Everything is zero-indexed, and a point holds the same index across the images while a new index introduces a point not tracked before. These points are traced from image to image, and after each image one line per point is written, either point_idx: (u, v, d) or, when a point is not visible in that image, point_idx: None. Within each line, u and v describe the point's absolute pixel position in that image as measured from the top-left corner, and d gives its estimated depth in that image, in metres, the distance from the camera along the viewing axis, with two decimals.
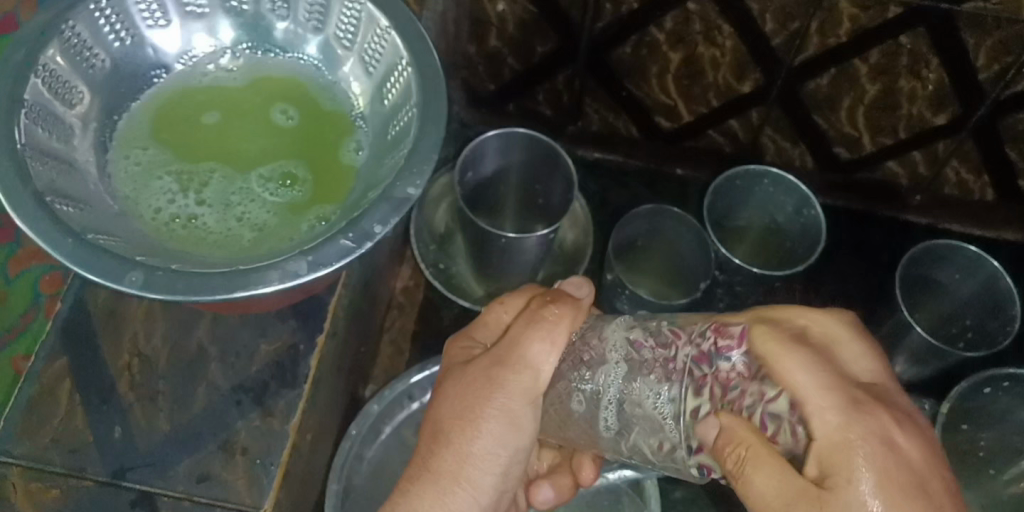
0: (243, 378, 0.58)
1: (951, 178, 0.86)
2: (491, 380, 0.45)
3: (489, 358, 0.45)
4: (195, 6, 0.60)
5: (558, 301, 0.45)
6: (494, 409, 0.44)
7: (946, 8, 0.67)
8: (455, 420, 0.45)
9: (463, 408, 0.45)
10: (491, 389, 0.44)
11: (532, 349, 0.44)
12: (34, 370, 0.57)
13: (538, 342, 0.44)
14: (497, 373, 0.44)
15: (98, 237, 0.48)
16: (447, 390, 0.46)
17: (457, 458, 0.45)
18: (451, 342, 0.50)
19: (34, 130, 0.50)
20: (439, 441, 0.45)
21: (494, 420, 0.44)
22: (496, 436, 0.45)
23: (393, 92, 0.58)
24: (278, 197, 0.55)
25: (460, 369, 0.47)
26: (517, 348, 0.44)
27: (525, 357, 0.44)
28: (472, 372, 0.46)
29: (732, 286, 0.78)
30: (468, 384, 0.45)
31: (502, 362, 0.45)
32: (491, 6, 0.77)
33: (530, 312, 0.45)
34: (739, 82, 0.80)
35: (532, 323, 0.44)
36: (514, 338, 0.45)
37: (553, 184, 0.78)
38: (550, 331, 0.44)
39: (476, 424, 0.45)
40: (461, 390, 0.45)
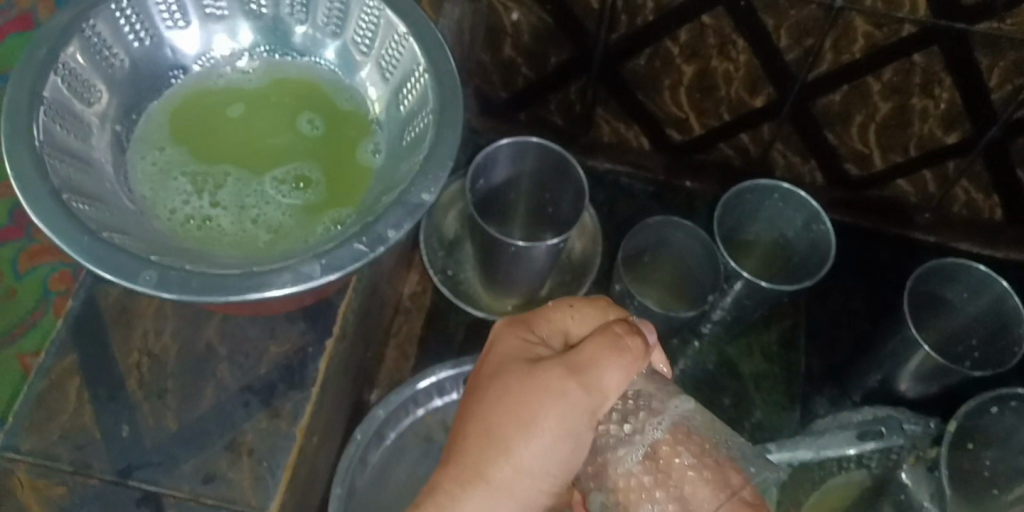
0: (252, 379, 0.58)
1: (960, 197, 0.86)
2: (562, 390, 0.41)
3: (558, 368, 0.41)
4: (215, 8, 0.60)
5: (637, 336, 0.42)
6: (555, 424, 0.40)
7: (960, 28, 0.67)
8: (514, 424, 0.41)
9: (524, 412, 0.41)
10: (557, 400, 0.40)
11: (608, 370, 0.41)
12: (44, 365, 0.57)
13: (615, 367, 0.41)
14: (569, 386, 0.41)
15: (114, 235, 0.48)
16: (505, 387, 0.42)
17: (510, 467, 0.40)
18: (504, 333, 0.46)
19: (52, 128, 0.51)
20: (490, 444, 0.41)
21: (554, 434, 0.40)
22: (552, 451, 0.41)
23: (409, 98, 0.58)
24: (291, 199, 0.56)
25: (523, 368, 0.42)
26: (594, 367, 0.41)
27: (600, 381, 0.41)
28: (537, 377, 0.41)
29: (740, 298, 0.79)
30: (532, 391, 0.41)
31: (576, 375, 0.41)
32: (506, 14, 0.78)
33: (611, 334, 0.42)
34: (752, 96, 0.80)
35: (613, 348, 0.41)
36: (590, 358, 0.41)
37: (563, 192, 0.78)
38: (630, 362, 0.41)
39: (535, 433, 0.40)
40: (522, 395, 0.41)
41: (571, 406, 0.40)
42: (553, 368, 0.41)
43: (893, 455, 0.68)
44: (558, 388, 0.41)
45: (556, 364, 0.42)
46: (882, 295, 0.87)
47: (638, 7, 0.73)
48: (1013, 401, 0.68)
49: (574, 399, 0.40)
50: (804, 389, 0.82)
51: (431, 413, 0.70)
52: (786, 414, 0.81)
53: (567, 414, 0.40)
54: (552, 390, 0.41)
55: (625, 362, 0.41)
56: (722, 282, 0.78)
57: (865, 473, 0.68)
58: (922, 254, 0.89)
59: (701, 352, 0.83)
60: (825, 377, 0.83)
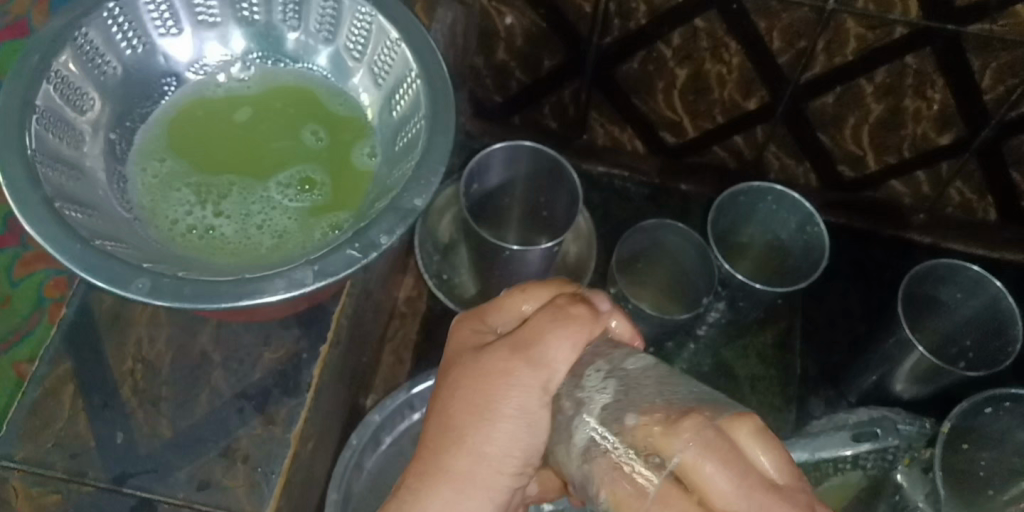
0: (246, 386, 0.58)
1: (954, 198, 0.86)
2: (507, 371, 0.38)
3: (503, 348, 0.38)
4: (208, 15, 0.60)
5: (585, 304, 0.39)
6: (507, 409, 0.37)
7: (952, 30, 0.67)
8: (466, 414, 0.38)
9: (475, 397, 0.38)
10: (505, 381, 0.37)
11: (550, 344, 0.38)
12: (38, 372, 0.57)
13: (557, 339, 0.38)
14: (516, 366, 0.37)
15: (109, 244, 0.48)
16: (452, 380, 0.39)
17: (468, 460, 0.37)
18: (460, 322, 0.43)
19: (45, 136, 0.51)
20: (448, 437, 0.38)
21: (508, 419, 0.37)
22: (511, 432, 0.37)
23: (401, 103, 0.58)
24: (300, 202, 0.56)
25: (469, 356, 0.39)
26: (537, 340, 0.38)
27: (547, 354, 0.37)
28: (485, 360, 0.38)
29: (735, 301, 0.79)
30: (479, 377, 0.38)
31: (523, 353, 0.38)
32: (499, 18, 0.78)
33: (553, 307, 0.39)
34: (745, 99, 0.80)
35: (555, 319, 0.38)
36: (534, 332, 0.38)
37: (557, 197, 0.78)
38: (577, 331, 0.38)
39: (487, 414, 0.37)
40: (470, 384, 0.38)
41: (521, 387, 0.37)
42: (498, 349, 0.38)
43: (888, 454, 0.68)
44: (506, 369, 0.38)
45: (501, 345, 0.39)
46: (877, 296, 0.87)
47: (631, 10, 0.74)
48: (1009, 402, 0.67)
49: (523, 379, 0.37)
50: (800, 390, 0.82)
51: (427, 417, 0.70)
52: (781, 416, 0.81)
53: (519, 394, 0.37)
54: (499, 373, 0.38)
55: (570, 332, 0.38)
56: (717, 285, 0.78)
57: (862, 474, 0.68)
58: (917, 255, 0.89)
59: (698, 354, 0.83)
60: (821, 378, 0.83)
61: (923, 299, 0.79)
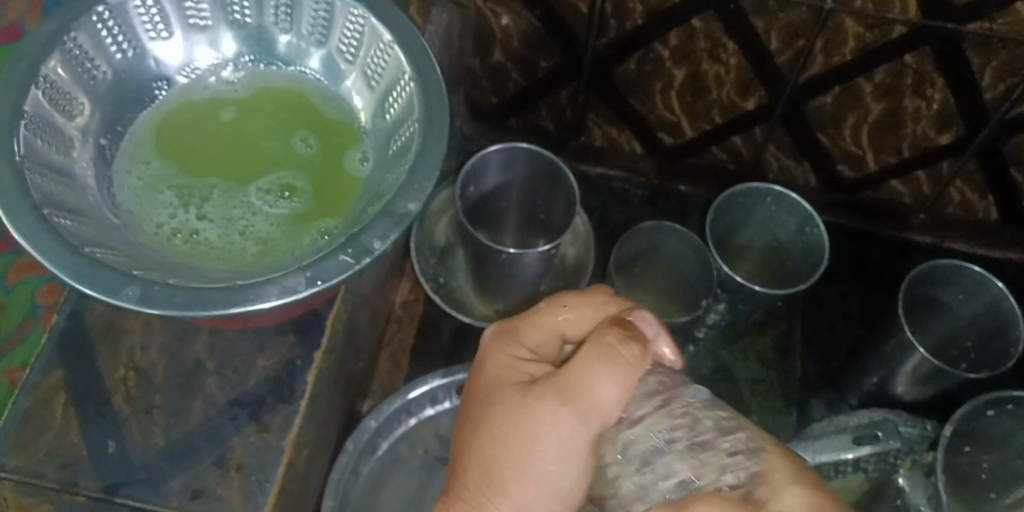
0: (240, 393, 0.58)
1: (955, 197, 0.86)
2: (555, 415, 0.41)
3: (551, 393, 0.42)
4: (199, 18, 0.60)
5: (636, 342, 0.42)
6: (552, 449, 0.41)
7: (951, 29, 0.67)
8: (509, 462, 0.42)
9: (518, 445, 0.42)
10: (547, 433, 0.41)
11: (597, 386, 0.41)
12: (30, 381, 0.57)
13: (606, 380, 0.41)
14: (562, 410, 0.41)
15: (97, 251, 0.48)
16: (502, 421, 0.42)
17: (508, 506, 0.41)
18: (501, 351, 0.45)
19: (34, 142, 0.50)
20: (489, 481, 0.42)
21: (549, 473, 0.41)
22: (550, 481, 0.41)
23: (394, 107, 0.57)
24: (279, 208, 0.55)
25: (514, 396, 0.43)
26: (582, 388, 0.41)
27: (592, 397, 0.41)
28: (532, 409, 0.42)
29: (734, 303, 0.78)
30: (529, 421, 0.42)
31: (571, 399, 0.41)
32: (495, 19, 0.77)
33: (603, 344, 0.41)
34: (743, 99, 0.80)
35: (605, 360, 0.41)
36: (583, 373, 0.41)
37: (554, 201, 0.78)
38: (626, 374, 0.41)
39: (530, 463, 0.42)
40: (518, 425, 0.42)
41: (567, 428, 0.41)
42: (545, 392, 0.42)
43: (891, 459, 0.67)
44: (553, 412, 0.41)
45: (547, 387, 0.42)
46: (878, 298, 0.86)
47: (627, 11, 0.73)
48: (1010, 404, 0.67)
49: (569, 422, 0.41)
50: (800, 393, 0.81)
51: (424, 422, 0.70)
52: (781, 418, 0.80)
53: (564, 435, 0.41)
54: (542, 422, 0.41)
55: (620, 374, 0.41)
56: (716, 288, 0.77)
57: (863, 477, 0.68)
58: (918, 255, 0.89)
59: (697, 356, 0.83)
60: (822, 380, 0.82)
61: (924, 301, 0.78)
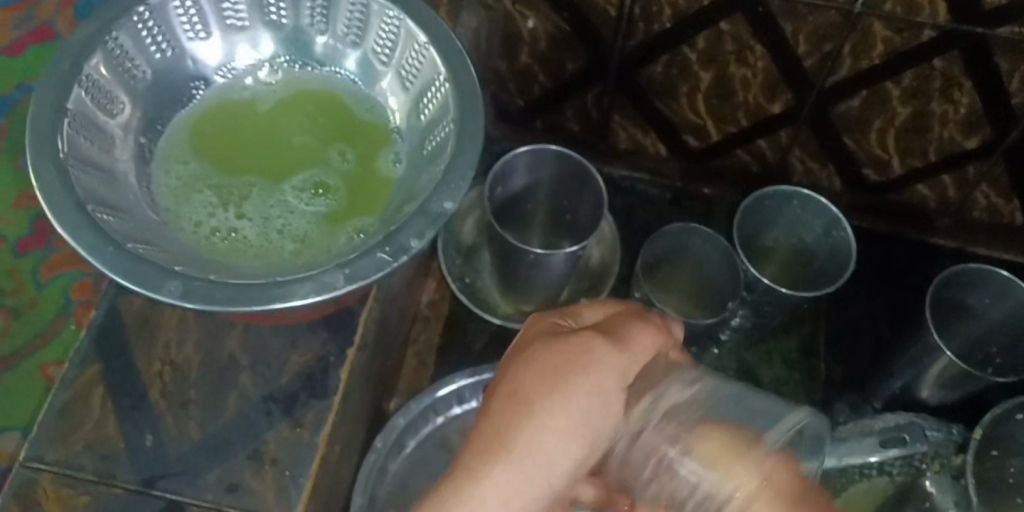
0: (274, 389, 0.58)
1: (981, 201, 0.85)
2: (595, 351, 0.39)
3: (590, 332, 0.40)
4: (236, 19, 0.61)
5: (659, 315, 0.43)
6: (588, 380, 0.39)
7: (980, 32, 0.67)
8: (537, 390, 0.39)
9: (551, 372, 0.39)
10: (583, 360, 0.39)
11: (638, 338, 0.41)
12: (68, 376, 0.58)
13: (646, 336, 0.41)
14: (601, 346, 0.40)
15: (138, 246, 0.49)
16: (534, 356, 0.40)
17: (531, 434, 0.38)
18: (534, 319, 0.43)
19: (77, 139, 0.51)
20: (517, 407, 0.39)
21: (582, 398, 0.38)
22: (581, 410, 0.38)
23: (429, 107, 0.58)
24: (316, 207, 0.56)
25: (550, 337, 0.41)
26: (626, 334, 0.41)
27: (631, 340, 0.40)
28: (569, 342, 0.40)
29: (760, 305, 0.78)
30: (564, 354, 0.39)
31: (611, 338, 0.40)
32: (522, 21, 0.78)
33: (639, 311, 0.43)
34: (770, 102, 0.80)
35: (640, 319, 0.42)
36: (620, 321, 0.41)
37: (581, 202, 0.78)
38: (659, 327, 0.42)
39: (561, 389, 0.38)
40: (552, 358, 0.39)
41: (607, 362, 0.39)
42: (585, 332, 0.40)
43: (916, 465, 0.68)
44: (594, 346, 0.40)
45: (584, 329, 0.41)
46: (903, 301, 0.86)
47: (655, 14, 0.73)
48: None
49: (610, 357, 0.39)
50: (825, 395, 0.81)
51: (450, 421, 0.70)
52: None
53: (603, 367, 0.39)
54: (582, 349, 0.39)
55: (651, 327, 0.41)
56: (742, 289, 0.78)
57: (888, 480, 0.68)
58: (943, 258, 0.89)
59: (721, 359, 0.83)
60: (846, 383, 0.82)
61: (952, 304, 0.78)
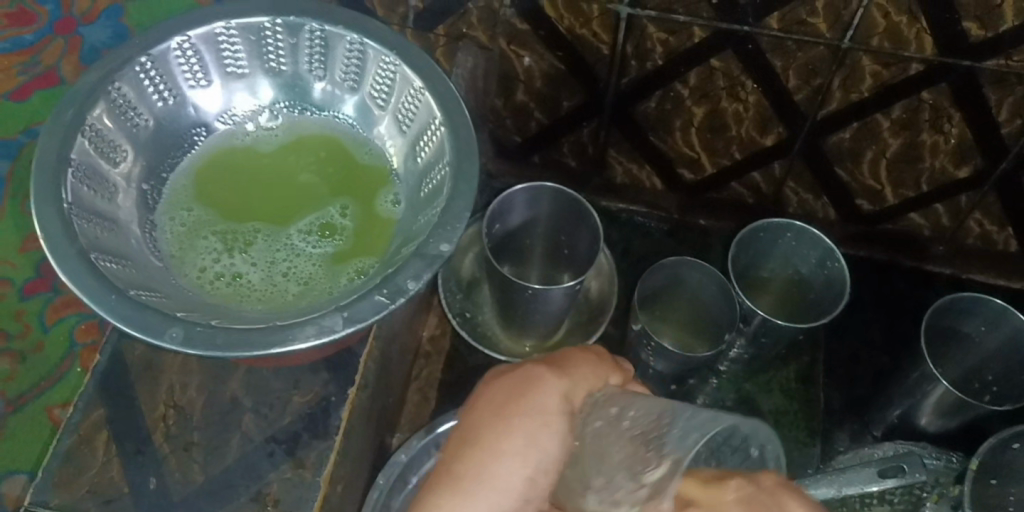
0: (276, 430, 0.59)
1: (974, 229, 0.86)
2: (535, 378, 0.39)
3: (533, 364, 0.41)
4: (236, 67, 0.62)
5: (606, 354, 0.44)
6: (533, 406, 0.38)
7: (968, 65, 0.68)
8: (480, 428, 0.38)
9: (494, 408, 0.39)
10: (521, 390, 0.39)
11: (580, 368, 0.41)
12: (72, 420, 0.59)
13: (585, 366, 0.41)
14: (544, 371, 0.40)
15: (141, 294, 0.50)
16: (477, 396, 0.40)
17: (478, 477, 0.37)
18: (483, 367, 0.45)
19: (80, 190, 0.52)
20: (466, 450, 0.38)
21: (524, 431, 0.37)
22: (526, 446, 0.37)
23: (426, 150, 0.59)
24: (320, 249, 0.57)
25: (491, 376, 0.41)
26: (566, 364, 0.41)
27: (576, 370, 0.41)
28: (510, 376, 0.40)
29: (757, 338, 0.78)
30: (504, 387, 0.40)
31: (552, 368, 0.40)
32: (517, 59, 0.79)
33: (583, 348, 0.43)
34: (762, 135, 0.81)
35: (582, 351, 0.42)
36: (562, 354, 0.42)
37: (578, 237, 0.79)
38: (602, 364, 0.42)
39: (505, 425, 0.38)
40: (492, 393, 0.40)
41: (547, 388, 0.39)
42: (527, 365, 0.41)
43: (918, 493, 0.69)
44: (533, 373, 0.40)
45: (530, 362, 0.41)
46: (900, 329, 0.87)
47: (647, 52, 0.75)
48: None
49: (550, 383, 0.39)
50: (825, 424, 0.82)
51: None
52: (806, 451, 0.80)
53: (543, 396, 0.39)
54: (524, 379, 0.39)
55: (597, 361, 0.42)
56: (739, 321, 0.78)
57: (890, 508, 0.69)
58: (939, 287, 0.89)
59: (720, 389, 0.83)
60: (846, 411, 0.83)
61: (946, 333, 0.79)
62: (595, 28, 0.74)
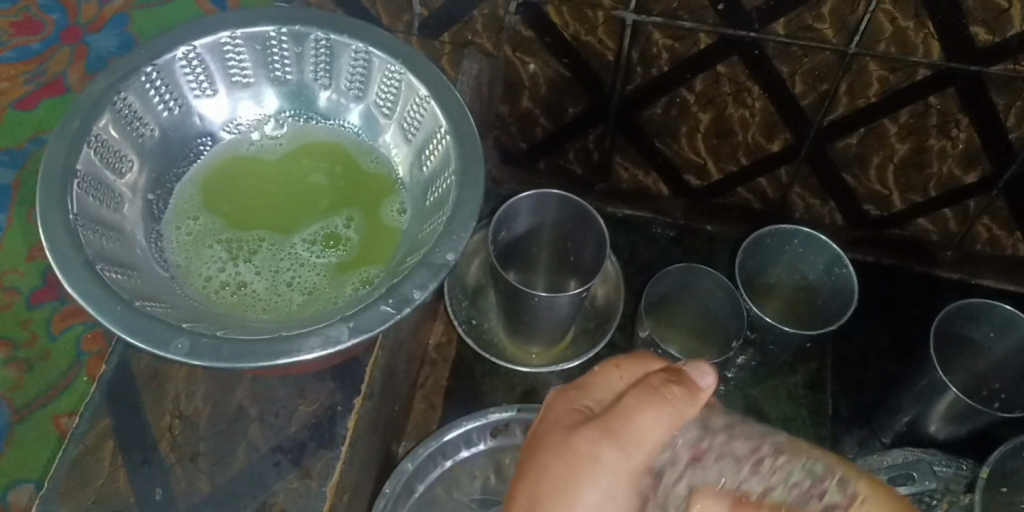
0: (282, 439, 0.59)
1: (983, 234, 0.85)
2: (598, 452, 0.43)
3: (597, 433, 0.43)
4: (241, 76, 0.62)
5: (679, 384, 0.44)
6: (597, 483, 0.42)
7: (975, 70, 0.68)
8: (550, 498, 0.43)
9: (561, 478, 0.43)
10: (588, 468, 0.42)
11: (642, 427, 0.42)
12: (79, 430, 0.59)
13: (651, 420, 0.42)
14: (607, 448, 0.42)
15: (147, 304, 0.49)
16: (548, 455, 0.44)
17: None
18: (558, 398, 0.48)
19: (85, 200, 0.52)
20: None
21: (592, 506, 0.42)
22: None
23: (431, 159, 0.59)
24: (325, 259, 0.57)
25: (563, 435, 0.44)
26: (629, 425, 0.43)
27: (639, 434, 0.42)
28: (579, 440, 0.43)
29: (765, 344, 0.78)
30: (570, 451, 0.43)
31: (613, 439, 0.43)
32: (523, 66, 0.79)
33: (648, 387, 0.44)
34: (768, 141, 0.81)
35: (652, 397, 0.43)
36: (627, 414, 0.43)
37: (585, 243, 0.79)
38: (671, 408, 0.42)
39: (572, 502, 0.42)
40: (559, 456, 0.43)
41: (611, 465, 0.42)
42: (591, 434, 0.43)
43: (928, 499, 0.67)
44: (598, 450, 0.43)
45: (591, 427, 0.44)
46: (907, 333, 0.87)
47: (653, 58, 0.75)
48: None
49: (614, 461, 0.42)
50: (833, 430, 0.81)
51: (459, 465, 0.70)
52: None
53: (606, 473, 0.42)
54: (590, 453, 0.43)
55: (664, 412, 0.42)
56: (746, 329, 0.77)
57: None
58: (946, 290, 0.89)
59: (728, 394, 0.82)
60: (854, 418, 0.82)
61: (957, 339, 0.78)
62: (600, 35, 0.73)
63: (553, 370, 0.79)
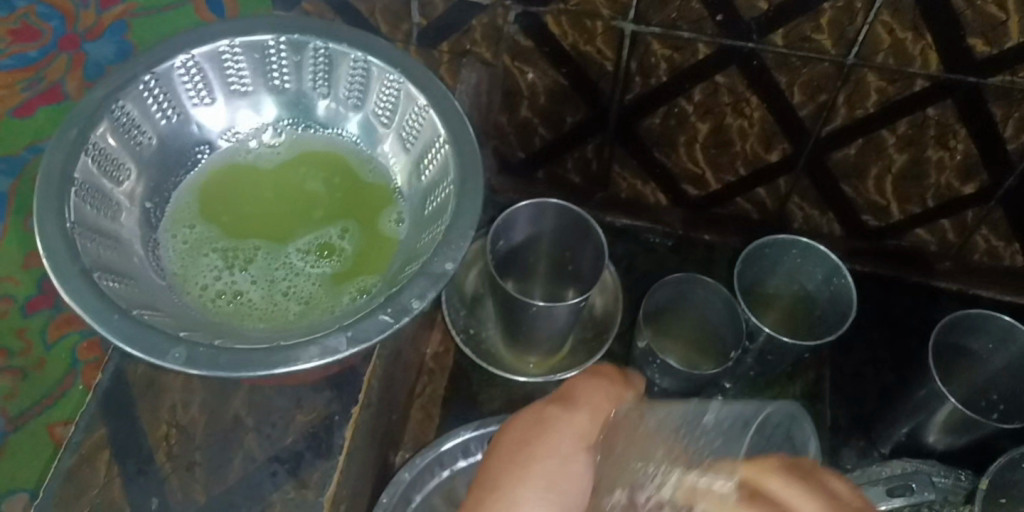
0: (279, 449, 0.59)
1: (980, 245, 0.85)
2: (548, 417, 0.45)
3: (544, 403, 0.46)
4: (240, 85, 0.62)
5: (614, 370, 0.48)
6: (546, 446, 0.44)
7: (973, 81, 0.68)
8: (500, 471, 0.43)
9: (513, 452, 0.44)
10: (538, 434, 0.44)
11: (584, 396, 0.45)
12: (75, 439, 0.59)
13: (591, 392, 0.46)
14: (554, 413, 0.45)
15: (143, 312, 0.49)
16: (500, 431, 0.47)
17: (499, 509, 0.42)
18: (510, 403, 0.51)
19: (82, 208, 0.52)
20: (482, 494, 0.43)
21: (542, 470, 0.43)
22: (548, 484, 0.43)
23: (430, 168, 0.59)
24: (322, 268, 0.57)
25: (510, 414, 0.48)
26: (574, 394, 0.46)
27: (583, 403, 0.45)
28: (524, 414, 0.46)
29: (763, 355, 0.78)
30: (520, 425, 0.45)
31: (563, 403, 0.45)
32: (521, 75, 0.79)
33: (589, 370, 0.48)
34: (767, 151, 0.81)
35: (592, 375, 0.47)
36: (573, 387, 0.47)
37: (584, 252, 0.79)
38: (610, 382, 0.46)
39: (525, 467, 0.43)
40: (510, 431, 0.45)
41: (562, 428, 0.44)
42: (539, 403, 0.46)
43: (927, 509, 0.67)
44: (547, 415, 0.45)
45: (541, 401, 0.47)
46: (908, 344, 0.86)
47: (652, 68, 0.75)
48: None
49: (562, 421, 0.44)
50: (832, 441, 0.81)
51: (457, 474, 0.69)
52: None
53: (556, 433, 0.44)
54: (537, 420, 0.45)
55: (601, 384, 0.46)
56: (744, 339, 0.77)
57: None
58: (945, 302, 0.89)
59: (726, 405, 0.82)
60: (853, 429, 0.82)
61: (955, 350, 0.79)
62: (599, 45, 0.74)
63: (551, 380, 0.79)
